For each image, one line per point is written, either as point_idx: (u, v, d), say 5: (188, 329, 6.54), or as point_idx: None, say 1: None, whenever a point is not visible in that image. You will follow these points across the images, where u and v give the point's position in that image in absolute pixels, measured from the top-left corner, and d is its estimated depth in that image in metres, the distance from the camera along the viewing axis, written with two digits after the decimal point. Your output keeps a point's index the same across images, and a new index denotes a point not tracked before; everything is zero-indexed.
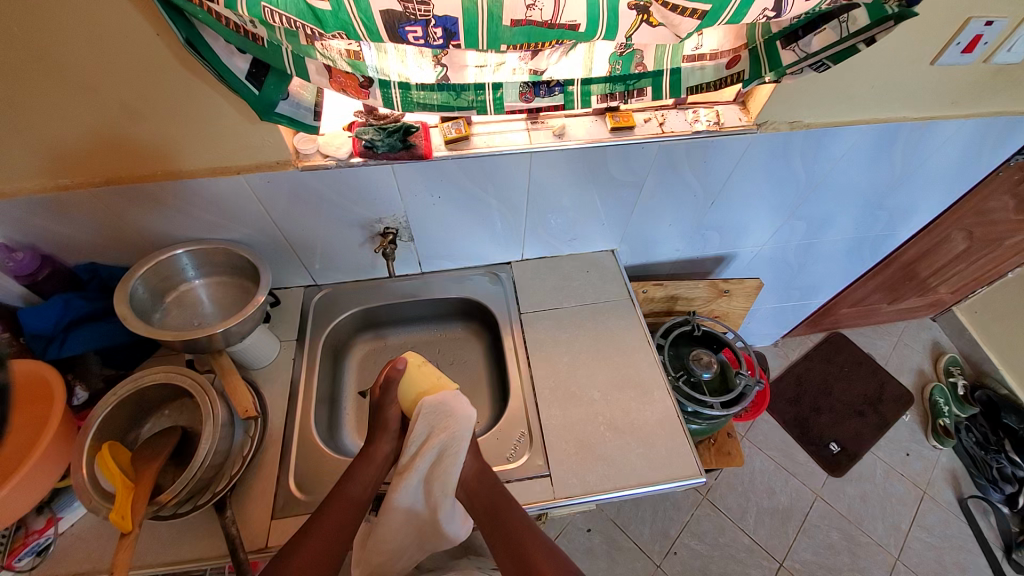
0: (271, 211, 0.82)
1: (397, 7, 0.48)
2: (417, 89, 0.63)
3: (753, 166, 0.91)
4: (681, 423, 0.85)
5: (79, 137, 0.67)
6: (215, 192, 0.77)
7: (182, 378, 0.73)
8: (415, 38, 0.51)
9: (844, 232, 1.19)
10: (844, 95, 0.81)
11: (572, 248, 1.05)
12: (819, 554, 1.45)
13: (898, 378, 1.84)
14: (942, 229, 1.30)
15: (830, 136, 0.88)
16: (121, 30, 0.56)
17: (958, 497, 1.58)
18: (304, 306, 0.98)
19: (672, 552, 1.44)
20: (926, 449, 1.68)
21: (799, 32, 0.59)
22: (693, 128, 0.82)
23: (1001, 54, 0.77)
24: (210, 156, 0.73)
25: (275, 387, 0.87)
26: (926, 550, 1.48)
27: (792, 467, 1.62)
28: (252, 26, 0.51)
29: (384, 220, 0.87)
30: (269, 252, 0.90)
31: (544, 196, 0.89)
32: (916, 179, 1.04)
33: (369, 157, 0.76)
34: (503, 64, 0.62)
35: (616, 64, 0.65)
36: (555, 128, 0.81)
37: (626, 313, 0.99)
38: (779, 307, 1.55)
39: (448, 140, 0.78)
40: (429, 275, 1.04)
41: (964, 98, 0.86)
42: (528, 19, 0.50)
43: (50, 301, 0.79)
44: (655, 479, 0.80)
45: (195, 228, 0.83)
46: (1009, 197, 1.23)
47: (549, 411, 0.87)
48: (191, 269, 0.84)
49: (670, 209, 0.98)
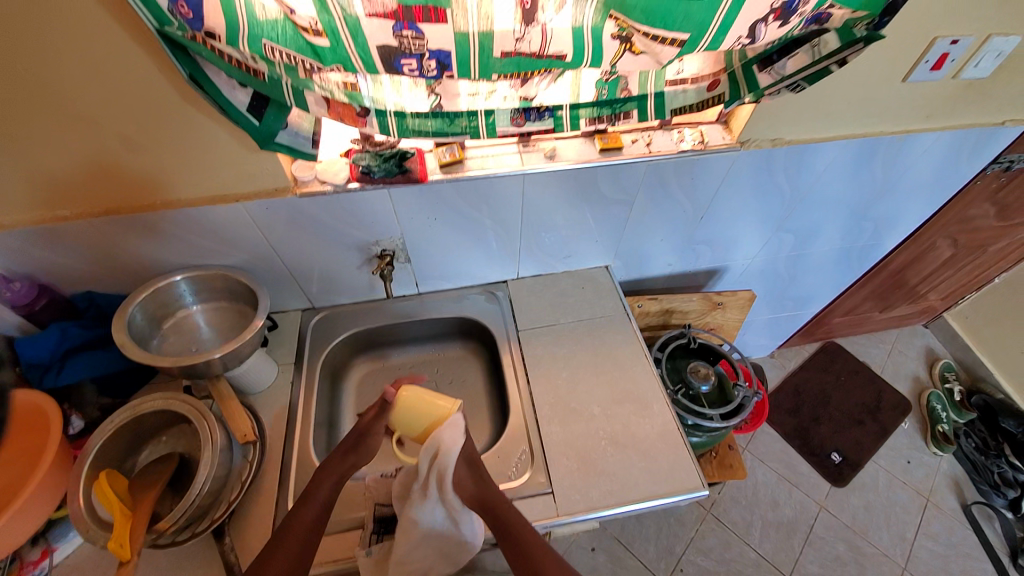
0: (269, 236, 0.83)
1: (394, 43, 0.51)
2: (412, 117, 0.65)
3: (740, 182, 0.94)
4: (681, 436, 0.86)
5: (80, 169, 0.69)
6: (213, 219, 0.78)
7: (182, 404, 0.74)
8: (410, 70, 0.54)
9: (832, 243, 1.21)
10: (821, 113, 0.84)
11: (566, 265, 1.07)
12: (826, 566, 1.44)
13: (895, 385, 1.85)
14: (928, 237, 1.33)
15: (812, 152, 0.91)
16: (125, 66, 0.59)
17: (962, 503, 1.58)
18: (302, 329, 0.99)
19: (678, 569, 1.42)
20: (926, 456, 1.68)
21: (775, 57, 0.62)
22: (679, 147, 0.85)
23: (969, 70, 0.81)
24: (208, 184, 0.75)
25: (273, 411, 0.87)
26: (934, 559, 1.47)
27: (794, 479, 1.62)
28: (253, 61, 0.54)
29: (381, 242, 0.89)
30: (267, 276, 0.91)
31: (538, 215, 0.91)
32: (897, 190, 1.07)
33: (366, 182, 0.78)
34: (494, 92, 0.65)
35: (602, 89, 0.67)
36: (546, 150, 0.84)
37: (622, 328, 1.00)
38: (773, 318, 1.56)
39: (443, 163, 0.80)
40: (426, 295, 1.05)
41: (937, 111, 0.90)
42: (517, 50, 0.53)
43: (46, 330, 0.79)
44: (657, 493, 0.80)
45: (194, 254, 0.84)
46: (989, 204, 1.26)
47: (549, 427, 0.87)
48: (190, 295, 0.85)
49: (662, 225, 1.00)
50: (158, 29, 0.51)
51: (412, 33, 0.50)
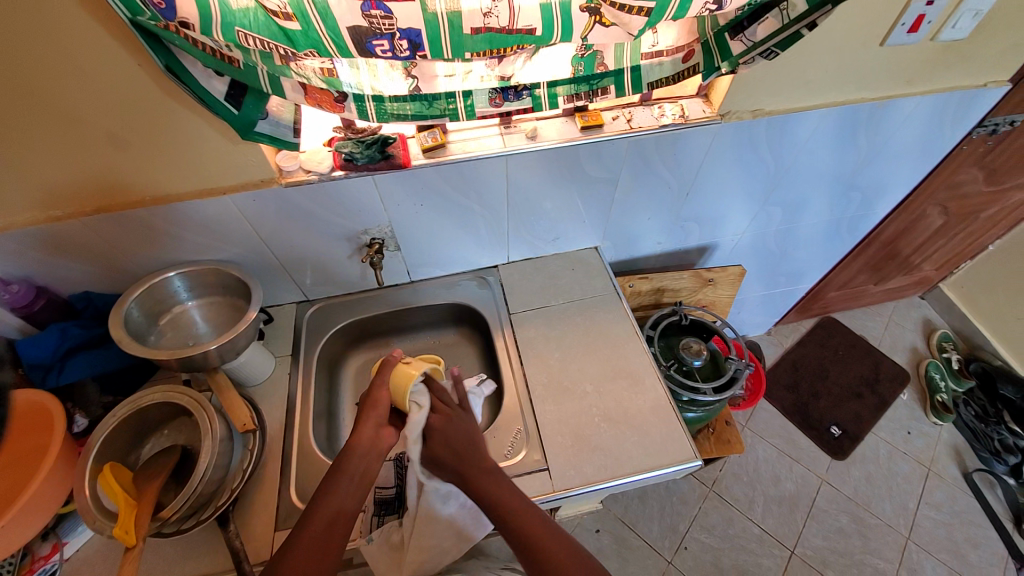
0: (259, 229, 0.84)
1: (363, 23, 0.51)
2: (391, 101, 0.66)
3: (723, 156, 0.94)
4: (674, 409, 0.87)
5: (67, 170, 0.70)
6: (205, 215, 0.79)
7: (180, 396, 0.75)
8: (383, 51, 0.54)
9: (821, 215, 1.22)
10: (801, 82, 0.85)
11: (557, 247, 1.08)
12: (829, 538, 1.45)
13: (892, 356, 1.86)
14: (918, 206, 1.33)
15: (794, 122, 0.91)
16: (106, 63, 0.59)
17: (963, 471, 1.59)
18: (297, 322, 1.00)
19: (682, 547, 1.44)
20: (926, 426, 1.69)
21: (745, 23, 0.63)
22: (660, 122, 0.86)
23: (946, 31, 0.81)
24: (197, 178, 0.76)
25: (272, 402, 0.89)
26: (936, 528, 1.48)
27: (795, 454, 1.63)
28: (228, 50, 0.54)
29: (369, 231, 0.90)
30: (260, 270, 0.92)
31: (525, 198, 0.92)
32: (883, 157, 1.07)
33: (349, 170, 0.78)
34: (470, 72, 0.66)
35: (579, 66, 0.68)
36: (528, 131, 0.85)
37: (614, 307, 1.01)
38: (768, 294, 1.57)
39: (426, 148, 0.80)
40: (419, 283, 1.07)
41: (917, 76, 0.90)
42: (487, 26, 0.54)
43: (46, 330, 0.79)
44: (651, 466, 0.81)
45: (186, 250, 0.85)
46: (977, 169, 1.26)
47: (543, 406, 0.88)
48: (185, 291, 0.86)
49: (649, 203, 1.01)
50: (132, 20, 0.51)
51: (381, 12, 0.50)
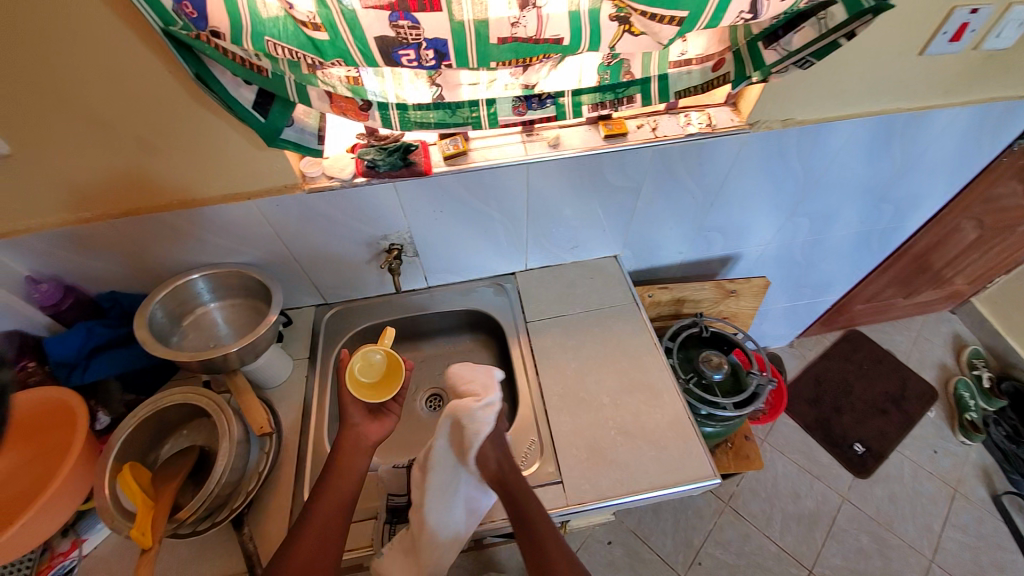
0: (281, 233, 0.85)
1: (390, 33, 0.50)
2: (414, 109, 0.66)
3: (750, 166, 0.92)
4: (693, 425, 0.85)
5: (98, 173, 0.71)
6: (229, 218, 0.80)
7: (200, 398, 0.76)
8: (409, 60, 0.54)
9: (850, 228, 1.18)
10: (834, 91, 0.82)
11: (575, 255, 1.06)
12: (850, 559, 1.41)
13: (920, 373, 1.80)
14: (951, 219, 1.28)
15: (825, 132, 0.88)
16: (137, 69, 0.60)
17: (993, 494, 1.53)
18: (315, 326, 1.01)
19: (696, 562, 1.41)
20: (954, 446, 1.63)
21: (780, 32, 0.61)
22: (686, 131, 0.84)
23: (991, 40, 0.78)
24: (223, 183, 0.77)
25: (289, 404, 0.89)
26: (963, 552, 1.42)
27: (815, 470, 1.59)
28: (257, 59, 0.54)
29: (389, 237, 0.90)
30: (280, 273, 0.93)
31: (545, 206, 0.91)
32: (918, 168, 1.03)
33: (371, 176, 0.78)
34: (495, 80, 0.65)
35: (605, 74, 0.66)
36: (550, 139, 0.84)
37: (632, 317, 0.99)
38: (791, 306, 1.53)
39: (447, 155, 0.80)
40: (436, 288, 1.06)
41: (957, 85, 0.87)
42: (514, 36, 0.53)
43: (73, 329, 0.81)
44: (668, 482, 0.79)
45: (208, 253, 0.86)
46: (1017, 181, 1.21)
47: (559, 417, 0.87)
48: (207, 293, 0.87)
49: (671, 213, 0.99)
50: (163, 29, 0.51)
51: (409, 23, 0.50)
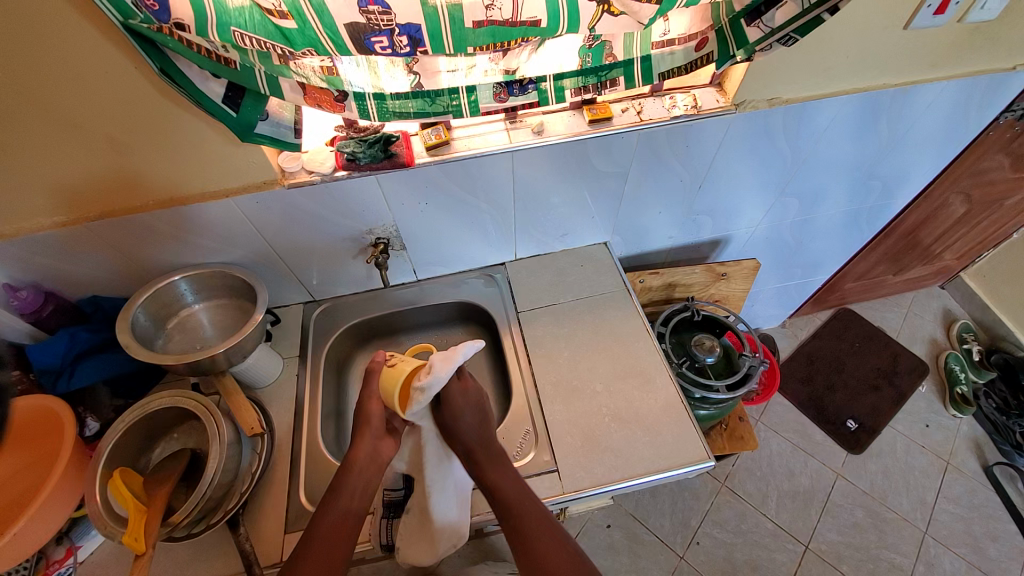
0: (263, 231, 0.83)
1: (361, 20, 0.49)
2: (392, 99, 0.64)
3: (737, 147, 0.91)
4: (686, 409, 0.85)
5: (68, 175, 0.69)
6: (208, 218, 0.78)
7: (188, 401, 0.75)
8: (382, 48, 0.52)
9: (838, 207, 1.18)
10: (820, 68, 0.81)
11: (565, 243, 1.06)
12: (844, 533, 1.43)
13: (911, 349, 1.81)
14: (939, 194, 1.28)
15: (811, 111, 0.87)
16: (100, 66, 0.58)
17: (983, 465, 1.56)
18: (304, 323, 0.99)
19: (694, 542, 1.43)
20: (945, 419, 1.65)
21: (762, 8, 0.59)
22: (671, 113, 0.82)
23: (974, 13, 0.77)
24: (200, 182, 0.75)
25: (280, 403, 0.89)
26: (954, 522, 1.45)
27: (810, 448, 1.61)
28: (224, 51, 0.52)
29: (374, 231, 0.88)
30: (265, 272, 0.92)
31: (532, 194, 0.90)
32: (905, 145, 1.03)
33: (352, 170, 0.76)
34: (474, 67, 0.64)
35: (586, 57, 0.66)
36: (534, 126, 0.82)
37: (624, 303, 0.99)
38: (783, 287, 1.54)
39: (429, 146, 0.78)
40: (425, 281, 1.05)
41: (942, 60, 0.86)
42: (489, 19, 0.51)
43: (56, 336, 0.80)
44: (662, 467, 0.79)
45: (190, 254, 0.84)
46: (1003, 155, 1.21)
47: (553, 406, 0.87)
48: (190, 294, 0.86)
49: (660, 198, 0.98)
50: (123, 23, 0.50)
51: (379, 8, 0.48)
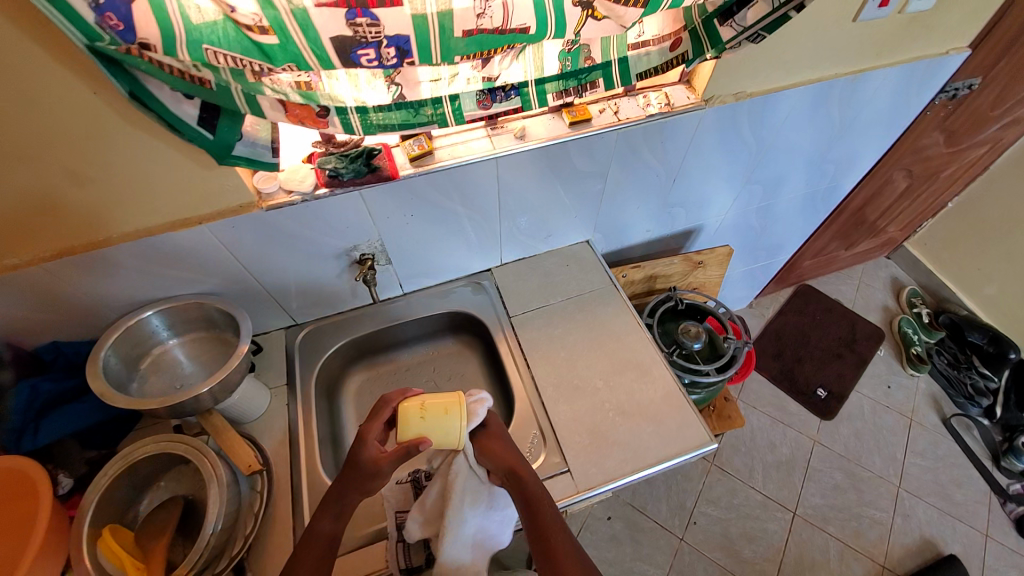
0: (241, 256, 0.79)
1: (348, 32, 0.47)
2: (376, 111, 0.63)
3: (707, 139, 0.94)
4: (684, 395, 0.88)
5: (16, 212, 0.62)
6: (180, 247, 0.74)
7: (176, 446, 0.70)
8: (369, 60, 0.50)
9: (798, 190, 1.25)
10: (779, 62, 0.86)
11: (550, 244, 1.06)
12: (827, 496, 1.52)
13: (866, 317, 1.94)
14: (885, 171, 1.38)
15: (772, 102, 0.92)
16: (55, 92, 0.53)
17: (942, 418, 1.69)
18: (288, 350, 0.95)
19: (692, 522, 1.48)
20: (904, 379, 1.78)
21: (734, 8, 0.61)
22: (647, 112, 0.85)
23: (913, 3, 0.83)
24: (172, 210, 0.70)
25: (273, 436, 0.84)
26: (923, 474, 1.57)
27: (787, 419, 1.69)
28: (196, 70, 0.49)
29: (359, 247, 0.86)
30: (243, 299, 0.87)
31: (515, 198, 0.90)
32: (855, 127, 1.10)
33: (335, 186, 0.73)
34: (457, 75, 0.63)
35: (566, 61, 0.66)
36: (516, 131, 0.82)
37: (613, 299, 1.00)
38: (750, 269, 1.61)
39: (413, 157, 0.76)
40: (412, 294, 1.03)
41: (886, 48, 0.92)
42: (479, 28, 0.50)
43: (15, 388, 0.72)
44: (670, 454, 0.82)
45: (160, 287, 0.79)
46: (938, 133, 1.31)
47: (556, 407, 0.87)
48: (164, 330, 0.81)
49: (638, 193, 1.01)
50: (88, 46, 0.46)
51: (368, 20, 0.46)
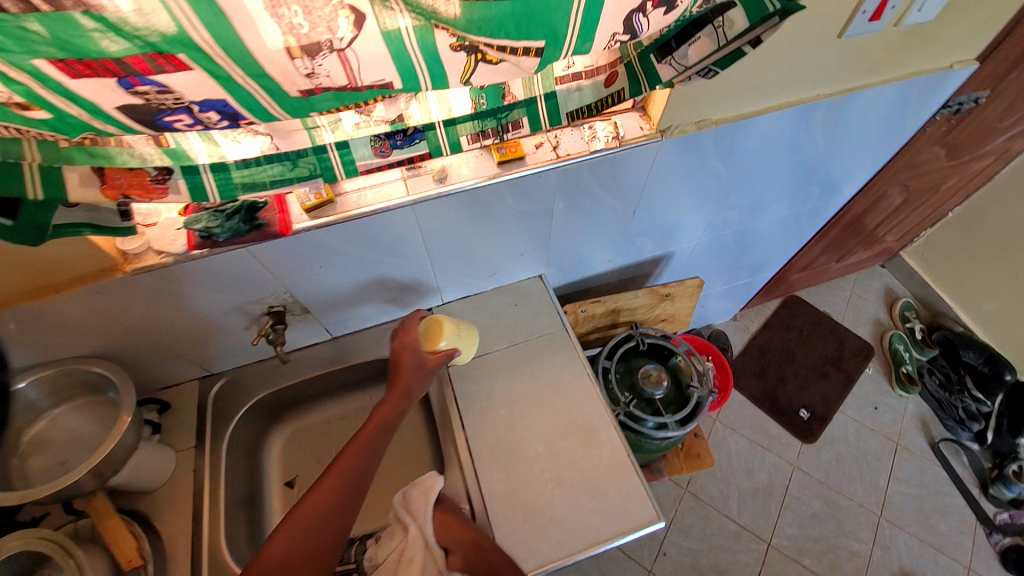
0: (120, 318, 0.69)
1: (136, 102, 0.35)
2: (239, 169, 0.50)
3: (667, 170, 0.82)
4: (634, 463, 0.79)
5: None
6: (40, 314, 0.63)
7: (43, 544, 0.62)
8: (186, 125, 0.39)
9: (779, 212, 1.13)
10: (751, 86, 0.73)
11: (497, 281, 0.96)
12: (804, 526, 1.46)
13: (856, 330, 1.84)
14: (878, 187, 1.25)
15: (743, 129, 0.80)
16: None
17: (930, 442, 1.61)
18: (202, 402, 0.85)
19: (661, 553, 1.41)
20: (892, 399, 1.69)
21: (673, 43, 0.49)
22: (591, 146, 0.73)
23: (912, 15, 0.69)
24: (21, 277, 0.60)
25: (174, 510, 0.76)
26: (906, 502, 1.50)
27: (767, 443, 1.60)
28: None
29: (265, 301, 0.76)
30: (137, 357, 0.77)
31: (445, 242, 0.79)
32: (843, 148, 0.97)
33: (212, 247, 0.62)
34: (340, 121, 0.52)
35: (480, 99, 0.55)
36: (434, 171, 0.70)
37: (563, 347, 0.90)
38: (730, 286, 1.50)
39: (308, 207, 0.65)
40: (343, 337, 0.93)
41: (878, 65, 0.79)
42: (320, 86, 0.38)
43: None
44: (612, 534, 0.73)
45: (27, 352, 0.69)
46: (939, 147, 1.18)
47: (491, 476, 0.78)
48: (41, 399, 0.71)
49: (592, 227, 0.89)
50: None
51: (152, 88, 0.34)
